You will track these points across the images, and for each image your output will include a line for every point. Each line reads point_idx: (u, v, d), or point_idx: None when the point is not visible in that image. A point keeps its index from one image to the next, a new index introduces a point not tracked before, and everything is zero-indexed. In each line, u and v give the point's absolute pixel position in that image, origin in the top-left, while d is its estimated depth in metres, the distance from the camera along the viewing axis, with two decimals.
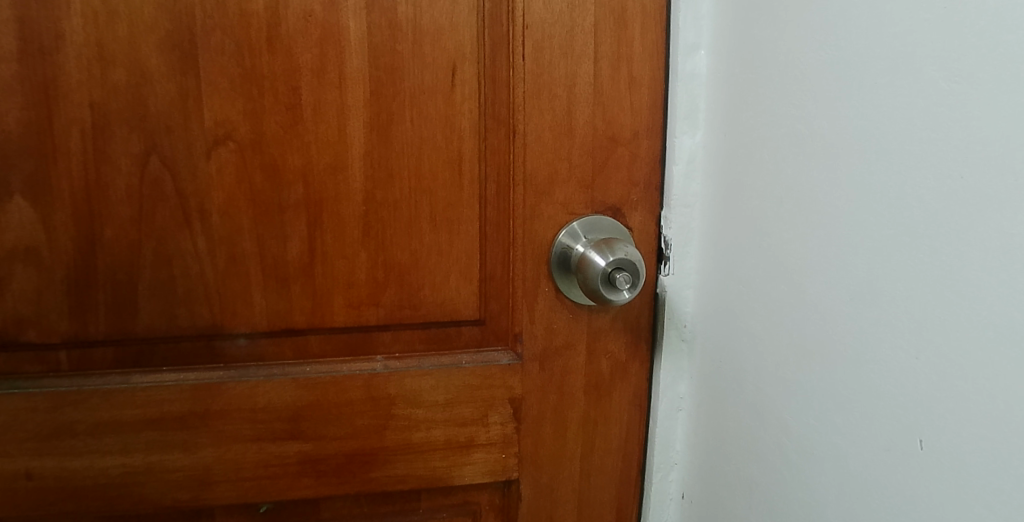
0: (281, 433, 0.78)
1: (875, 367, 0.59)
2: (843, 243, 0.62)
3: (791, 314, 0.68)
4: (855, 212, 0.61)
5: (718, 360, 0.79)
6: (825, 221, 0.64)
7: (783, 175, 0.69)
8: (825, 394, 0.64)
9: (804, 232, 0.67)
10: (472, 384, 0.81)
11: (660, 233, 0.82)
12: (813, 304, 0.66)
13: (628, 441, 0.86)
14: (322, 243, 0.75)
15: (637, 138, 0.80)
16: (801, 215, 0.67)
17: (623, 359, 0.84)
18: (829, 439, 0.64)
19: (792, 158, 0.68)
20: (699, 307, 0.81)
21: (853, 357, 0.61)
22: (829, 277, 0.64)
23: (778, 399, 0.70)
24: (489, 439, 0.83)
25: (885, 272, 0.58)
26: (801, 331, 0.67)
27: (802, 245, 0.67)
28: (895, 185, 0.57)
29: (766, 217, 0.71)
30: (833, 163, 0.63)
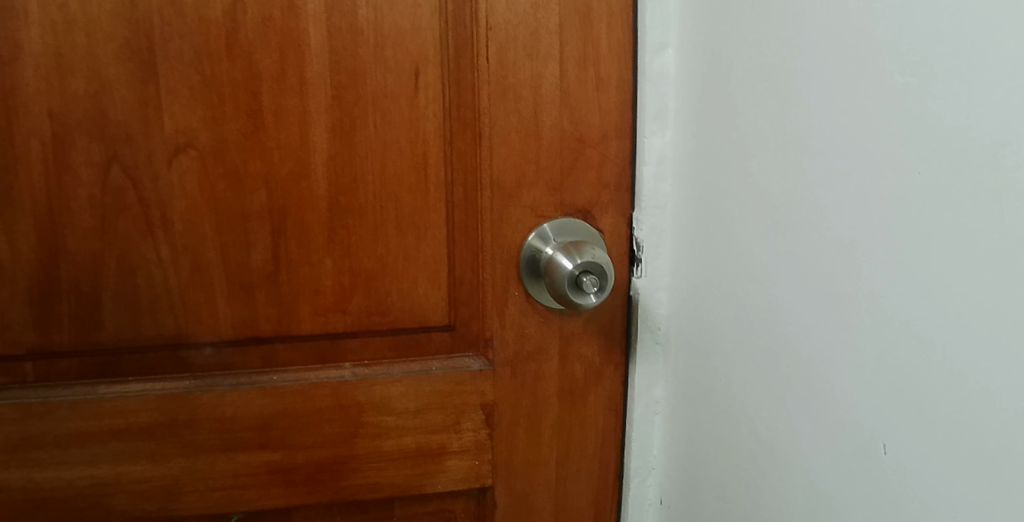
0: (250, 442, 0.78)
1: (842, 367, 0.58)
2: (810, 242, 0.61)
3: (762, 316, 0.67)
4: (820, 212, 0.60)
5: (693, 364, 0.78)
6: (793, 220, 0.63)
7: (751, 177, 0.68)
8: (796, 397, 0.63)
9: (771, 233, 0.65)
10: (443, 391, 0.80)
11: (632, 235, 0.81)
12: (783, 306, 0.64)
13: (604, 445, 0.85)
14: (287, 250, 0.75)
15: (606, 139, 0.79)
16: (769, 215, 0.65)
17: (597, 363, 0.83)
18: (797, 443, 0.63)
19: (759, 156, 0.66)
20: (673, 310, 0.80)
21: (820, 359, 0.60)
22: (797, 278, 0.62)
23: (751, 403, 0.69)
24: (461, 447, 0.81)
25: (851, 270, 0.57)
26: (771, 334, 0.66)
27: (772, 246, 0.65)
28: (855, 181, 0.56)
29: (735, 217, 0.70)
30: (798, 161, 0.62)
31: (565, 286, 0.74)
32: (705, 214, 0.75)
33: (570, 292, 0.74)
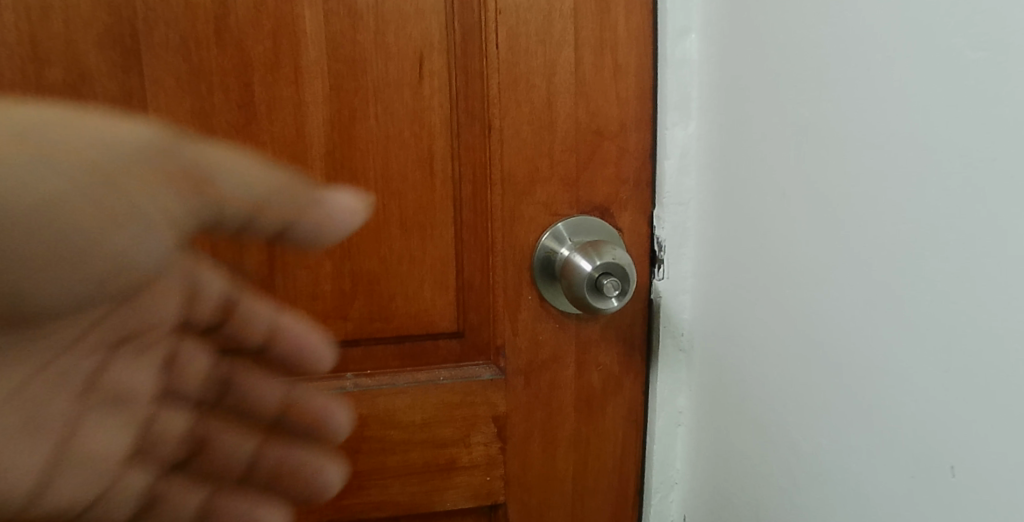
0: None
1: (879, 378, 0.51)
2: (839, 241, 0.54)
3: (788, 320, 0.61)
4: (849, 207, 0.53)
5: (719, 372, 0.72)
6: (821, 216, 0.56)
7: (776, 168, 0.62)
8: (829, 410, 0.57)
9: (799, 230, 0.59)
10: (452, 402, 0.74)
11: (653, 234, 0.76)
12: (810, 310, 0.58)
13: (625, 459, 0.79)
14: (282, 254, 0.70)
15: (625, 131, 0.74)
16: (797, 210, 0.59)
17: (616, 371, 0.77)
18: (843, 464, 0.56)
19: (785, 147, 0.60)
20: (697, 314, 0.75)
21: (854, 369, 0.54)
22: (825, 279, 0.56)
23: (781, 415, 0.63)
24: (471, 462, 0.76)
25: (885, 273, 0.50)
26: (798, 340, 0.59)
27: (799, 243, 0.59)
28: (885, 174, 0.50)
29: (761, 214, 0.64)
30: (823, 151, 0.55)
31: (583, 289, 0.69)
32: (730, 211, 0.69)
33: (589, 295, 0.69)
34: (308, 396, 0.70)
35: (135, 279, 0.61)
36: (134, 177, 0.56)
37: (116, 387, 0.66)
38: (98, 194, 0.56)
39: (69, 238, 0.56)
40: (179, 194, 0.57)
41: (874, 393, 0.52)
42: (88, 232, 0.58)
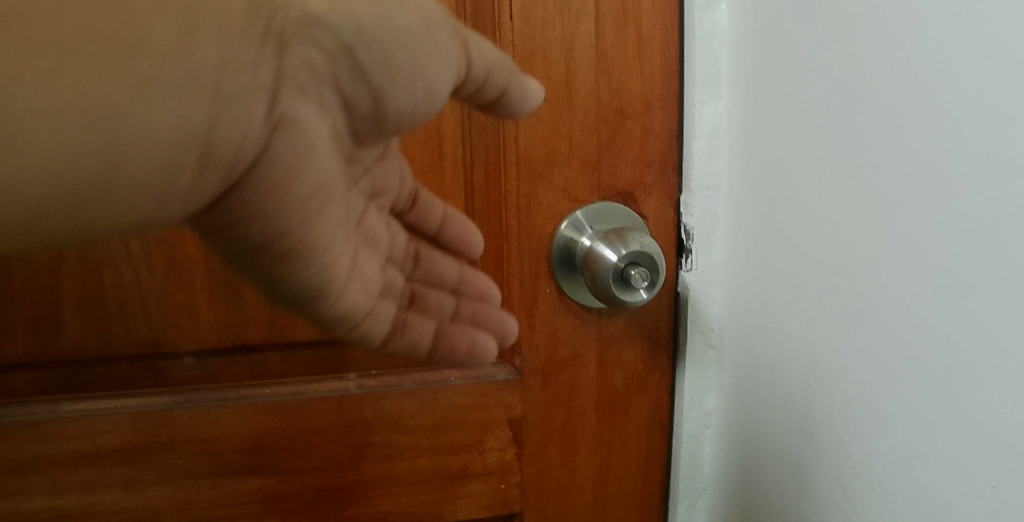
0: (240, 467, 0.67)
1: (952, 376, 0.47)
2: (905, 226, 0.49)
3: (842, 313, 0.55)
4: (918, 188, 0.48)
5: (756, 370, 0.65)
6: (885, 198, 0.50)
7: (824, 146, 0.55)
8: (890, 411, 0.51)
9: (854, 214, 0.53)
10: (465, 404, 0.69)
11: (679, 222, 0.70)
12: (869, 303, 0.52)
13: (649, 464, 0.74)
14: None
15: (649, 110, 0.68)
16: (852, 193, 0.53)
17: (641, 370, 0.72)
18: (905, 471, 0.50)
19: (835, 123, 0.54)
20: (729, 309, 0.68)
21: (925, 365, 0.48)
22: (888, 268, 0.50)
23: (832, 417, 0.57)
24: (485, 469, 0.70)
25: (965, 259, 0.45)
26: (854, 336, 0.53)
27: (854, 229, 0.53)
28: (963, 150, 0.45)
29: (805, 197, 0.58)
30: (890, 126, 0.49)
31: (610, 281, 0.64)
32: (767, 195, 0.63)
33: (616, 287, 0.64)
34: (436, 257, 0.63)
35: (363, 129, 0.49)
36: (399, 27, 0.46)
37: (365, 233, 0.56)
38: (381, 30, 0.45)
39: (385, 46, 0.46)
40: (466, 56, 0.48)
41: (947, 393, 0.47)
42: (330, 67, 0.45)
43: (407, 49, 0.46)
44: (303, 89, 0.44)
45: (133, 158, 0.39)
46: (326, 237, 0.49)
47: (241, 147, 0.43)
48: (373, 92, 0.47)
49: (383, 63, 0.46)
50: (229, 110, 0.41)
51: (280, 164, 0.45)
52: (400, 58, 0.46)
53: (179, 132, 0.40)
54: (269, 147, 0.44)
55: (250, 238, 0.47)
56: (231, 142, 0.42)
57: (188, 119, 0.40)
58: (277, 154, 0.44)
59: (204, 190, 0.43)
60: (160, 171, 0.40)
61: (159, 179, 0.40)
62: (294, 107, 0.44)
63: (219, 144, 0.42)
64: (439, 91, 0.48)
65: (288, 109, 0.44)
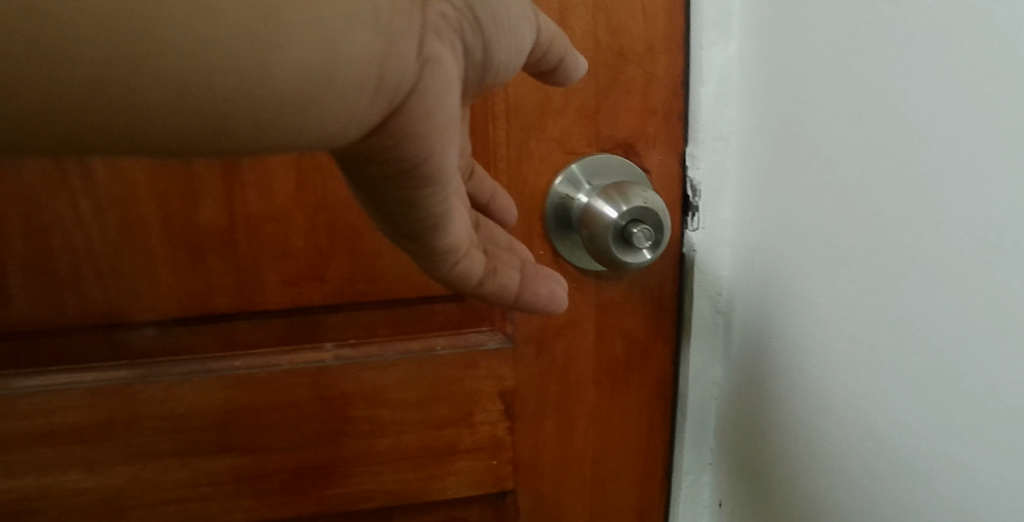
0: (210, 445, 0.62)
1: (984, 339, 0.43)
2: (938, 172, 0.44)
3: (869, 272, 0.49)
4: (957, 132, 0.43)
5: (769, 339, 0.60)
6: (924, 142, 0.45)
7: (853, 87, 0.49)
8: (920, 378, 0.47)
9: (886, 162, 0.47)
10: (451, 376, 0.63)
11: (685, 176, 0.64)
12: (901, 260, 0.47)
13: (651, 437, 0.69)
14: (244, 203, 0.58)
15: (653, 52, 0.62)
16: (884, 139, 0.47)
17: (643, 338, 0.66)
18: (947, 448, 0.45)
19: (868, 61, 0.48)
20: (740, 272, 0.63)
21: (960, 327, 0.44)
22: (922, 221, 0.45)
23: (857, 388, 0.51)
24: (475, 445, 0.65)
25: (1003, 212, 0.41)
26: (886, 298, 0.48)
27: (886, 179, 0.47)
28: (1008, 87, 0.40)
29: (827, 146, 0.52)
30: (936, 61, 0.44)
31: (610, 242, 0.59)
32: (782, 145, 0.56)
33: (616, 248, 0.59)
34: (491, 226, 0.60)
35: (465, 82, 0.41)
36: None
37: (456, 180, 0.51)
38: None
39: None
40: (538, 23, 0.44)
41: (980, 357, 0.43)
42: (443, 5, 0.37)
43: (507, 6, 0.40)
44: (445, 17, 0.37)
45: (285, 43, 0.30)
46: (454, 169, 0.41)
47: (397, 63, 0.34)
48: (487, 42, 0.39)
49: (492, 7, 0.39)
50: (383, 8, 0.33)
51: (436, 79, 0.37)
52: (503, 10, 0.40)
53: (347, 26, 0.32)
54: (419, 86, 0.36)
55: (401, 163, 0.38)
56: (382, 55, 0.33)
57: (353, 15, 0.32)
58: (427, 78, 0.36)
59: (371, 107, 0.34)
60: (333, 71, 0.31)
61: (328, 78, 0.31)
62: (434, 41, 0.36)
63: (377, 64, 0.33)
64: (516, 63, 0.42)
65: (431, 32, 0.36)
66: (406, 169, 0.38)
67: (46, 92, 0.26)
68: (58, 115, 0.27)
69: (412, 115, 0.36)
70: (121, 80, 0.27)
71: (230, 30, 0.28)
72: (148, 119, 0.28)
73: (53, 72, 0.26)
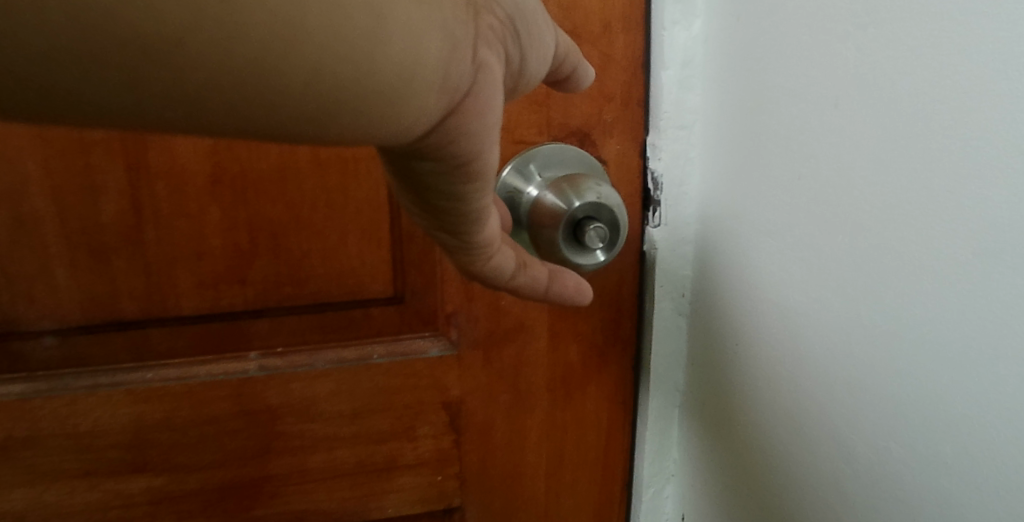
0: (121, 465, 0.56)
1: (967, 351, 0.38)
2: (920, 167, 0.39)
3: (846, 278, 0.45)
4: (942, 121, 0.38)
5: (735, 346, 0.55)
6: (907, 134, 0.40)
7: (826, 71, 0.44)
8: (897, 394, 0.42)
9: (864, 156, 0.42)
10: (390, 386, 0.58)
11: (645, 168, 0.59)
12: (880, 265, 0.42)
13: (610, 448, 0.64)
14: (153, 198, 0.52)
15: (609, 32, 0.56)
16: (861, 130, 0.42)
17: (600, 343, 0.61)
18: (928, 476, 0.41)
19: (844, 42, 0.43)
20: (704, 272, 0.58)
21: (942, 339, 0.39)
22: (901, 222, 0.41)
23: (831, 404, 0.47)
24: (417, 460, 0.60)
25: (991, 208, 0.36)
26: (863, 308, 0.44)
27: (864, 174, 0.42)
28: (1001, 69, 0.35)
29: (798, 136, 0.47)
30: (919, 42, 0.39)
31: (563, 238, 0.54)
32: (749, 134, 0.51)
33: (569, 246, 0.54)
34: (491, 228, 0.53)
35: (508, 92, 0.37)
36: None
37: None
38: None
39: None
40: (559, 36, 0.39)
41: (964, 372, 0.39)
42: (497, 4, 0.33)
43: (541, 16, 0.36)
44: (495, 23, 0.32)
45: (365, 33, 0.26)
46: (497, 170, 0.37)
47: (456, 67, 0.30)
48: (526, 54, 0.35)
49: (530, 15, 0.35)
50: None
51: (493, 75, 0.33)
52: (539, 16, 0.35)
53: (424, 16, 0.28)
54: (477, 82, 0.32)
55: (455, 160, 0.34)
56: (445, 58, 0.29)
57: (430, 6, 0.28)
58: (482, 83, 0.32)
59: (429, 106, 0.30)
60: (403, 67, 0.28)
61: (399, 75, 0.28)
62: (488, 45, 0.32)
63: (442, 69, 0.30)
64: (544, 73, 0.38)
65: (484, 33, 0.32)
66: (455, 169, 0.34)
67: (117, 59, 0.22)
68: (130, 74, 0.22)
69: (467, 118, 0.32)
70: (213, 46, 0.23)
71: (324, 1, 0.24)
72: (234, 87, 0.24)
73: (130, 39, 0.22)
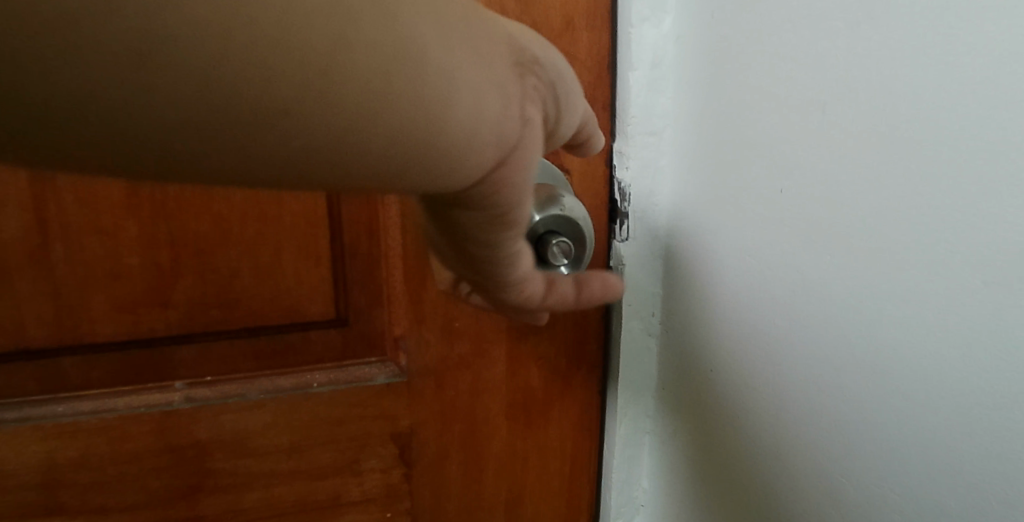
0: (30, 508, 0.50)
1: (969, 386, 0.34)
2: (917, 182, 0.35)
3: (834, 305, 0.40)
4: (941, 132, 0.34)
5: (708, 372, 0.51)
6: (901, 145, 0.35)
7: (809, 73, 0.40)
8: (889, 433, 0.38)
9: (855, 169, 0.38)
10: (333, 417, 0.53)
11: (612, 177, 0.54)
12: (870, 292, 0.38)
13: (575, 479, 0.59)
14: (61, 212, 0.47)
15: (572, 30, 0.51)
16: (850, 141, 0.38)
17: (564, 366, 0.57)
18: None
19: (832, 40, 0.38)
20: (675, 291, 0.54)
21: (936, 376, 0.35)
22: (895, 243, 0.36)
23: (816, 442, 0.42)
24: (364, 495, 0.55)
25: (995, 230, 0.32)
26: (853, 337, 0.39)
27: (853, 190, 0.38)
28: (1007, 71, 0.31)
29: (779, 145, 0.42)
30: (913, 42, 0.34)
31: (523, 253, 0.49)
32: (723, 141, 0.47)
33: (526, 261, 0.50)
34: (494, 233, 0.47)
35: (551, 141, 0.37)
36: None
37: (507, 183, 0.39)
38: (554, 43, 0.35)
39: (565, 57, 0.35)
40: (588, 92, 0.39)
41: (965, 410, 0.34)
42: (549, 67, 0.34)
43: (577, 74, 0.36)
44: (539, 83, 0.33)
45: (430, 104, 0.28)
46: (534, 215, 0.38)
47: (509, 122, 0.31)
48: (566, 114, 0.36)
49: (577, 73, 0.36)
50: (500, 59, 0.31)
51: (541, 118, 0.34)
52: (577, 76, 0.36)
53: (483, 82, 0.30)
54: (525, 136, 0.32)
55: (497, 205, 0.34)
56: (499, 115, 0.31)
57: (486, 72, 0.30)
58: (529, 137, 0.33)
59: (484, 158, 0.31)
60: (461, 128, 0.30)
61: (460, 136, 0.30)
62: (532, 102, 0.33)
63: (494, 129, 0.31)
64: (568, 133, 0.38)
65: (530, 91, 0.33)
66: (495, 219, 0.35)
67: (212, 122, 0.24)
68: (229, 137, 0.25)
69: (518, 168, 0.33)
70: (303, 117, 0.26)
71: (398, 75, 0.27)
72: (306, 148, 0.26)
73: (224, 107, 0.24)
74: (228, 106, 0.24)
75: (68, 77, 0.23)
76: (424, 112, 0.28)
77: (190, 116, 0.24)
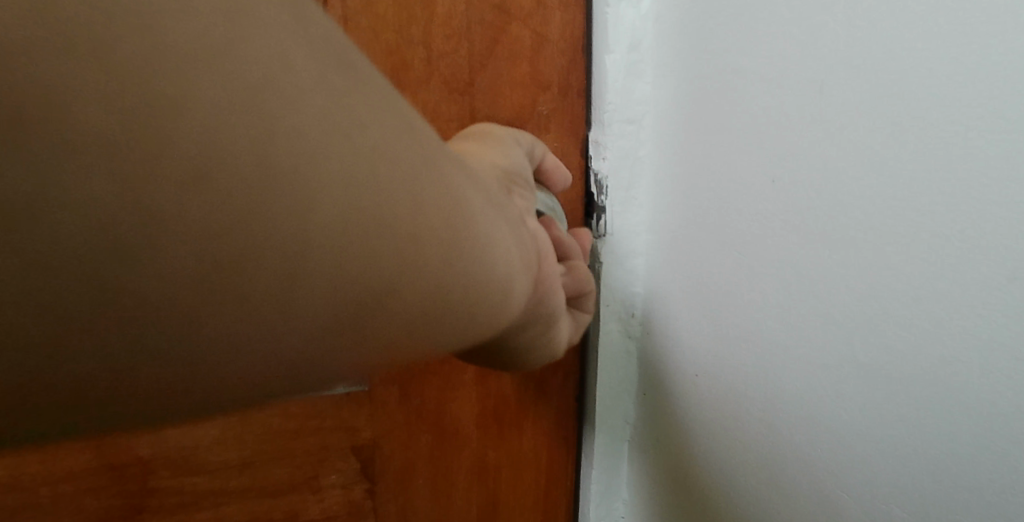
0: None
1: (979, 396, 0.30)
2: (917, 167, 0.31)
3: (827, 305, 0.36)
4: (945, 110, 0.29)
5: (692, 378, 0.47)
6: (902, 126, 0.31)
7: (802, 49, 0.36)
8: (890, 447, 0.34)
9: (849, 156, 0.34)
10: (289, 429, 0.49)
11: (588, 169, 0.50)
12: (863, 291, 0.34)
13: (550, 490, 0.56)
14: None
15: (543, 8, 0.47)
16: (845, 124, 0.34)
17: (538, 371, 0.53)
18: None
19: (827, 11, 0.34)
20: (656, 289, 0.50)
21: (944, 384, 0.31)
22: (895, 238, 0.32)
23: (811, 455, 0.39)
24: (323, 516, 0.50)
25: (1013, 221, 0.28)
26: (850, 343, 0.35)
27: (845, 178, 0.34)
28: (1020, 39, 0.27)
29: (767, 130, 0.38)
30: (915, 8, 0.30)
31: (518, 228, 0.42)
32: (710, 127, 0.43)
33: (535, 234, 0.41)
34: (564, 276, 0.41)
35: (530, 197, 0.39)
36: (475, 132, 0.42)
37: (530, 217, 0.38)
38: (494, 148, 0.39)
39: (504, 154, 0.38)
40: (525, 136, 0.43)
41: (973, 421, 0.30)
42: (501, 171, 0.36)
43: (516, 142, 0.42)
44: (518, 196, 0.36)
45: (490, 236, 0.27)
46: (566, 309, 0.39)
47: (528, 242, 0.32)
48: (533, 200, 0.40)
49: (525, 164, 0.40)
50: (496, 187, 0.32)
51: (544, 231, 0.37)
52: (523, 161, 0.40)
53: (512, 219, 0.30)
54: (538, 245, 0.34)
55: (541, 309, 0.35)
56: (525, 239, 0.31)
57: (507, 209, 0.30)
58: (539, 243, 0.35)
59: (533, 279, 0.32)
60: (515, 253, 0.29)
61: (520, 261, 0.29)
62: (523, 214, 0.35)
63: (530, 254, 0.32)
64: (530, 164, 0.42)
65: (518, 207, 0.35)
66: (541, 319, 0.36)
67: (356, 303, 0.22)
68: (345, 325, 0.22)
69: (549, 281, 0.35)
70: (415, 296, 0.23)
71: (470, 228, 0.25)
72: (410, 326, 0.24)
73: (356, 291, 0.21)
74: (344, 276, 0.21)
75: (214, 268, 0.19)
76: (492, 245, 0.27)
77: (324, 300, 0.21)
